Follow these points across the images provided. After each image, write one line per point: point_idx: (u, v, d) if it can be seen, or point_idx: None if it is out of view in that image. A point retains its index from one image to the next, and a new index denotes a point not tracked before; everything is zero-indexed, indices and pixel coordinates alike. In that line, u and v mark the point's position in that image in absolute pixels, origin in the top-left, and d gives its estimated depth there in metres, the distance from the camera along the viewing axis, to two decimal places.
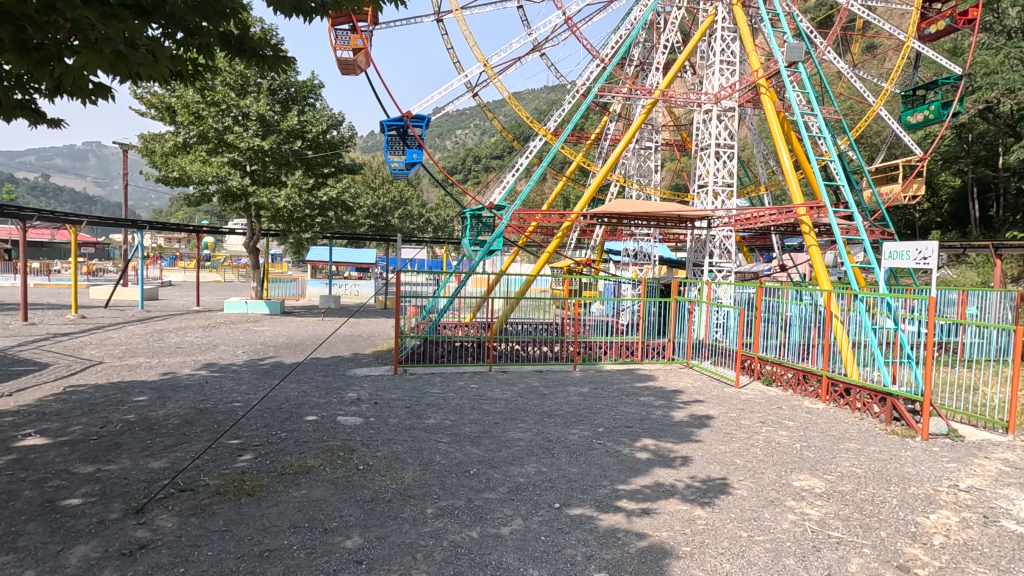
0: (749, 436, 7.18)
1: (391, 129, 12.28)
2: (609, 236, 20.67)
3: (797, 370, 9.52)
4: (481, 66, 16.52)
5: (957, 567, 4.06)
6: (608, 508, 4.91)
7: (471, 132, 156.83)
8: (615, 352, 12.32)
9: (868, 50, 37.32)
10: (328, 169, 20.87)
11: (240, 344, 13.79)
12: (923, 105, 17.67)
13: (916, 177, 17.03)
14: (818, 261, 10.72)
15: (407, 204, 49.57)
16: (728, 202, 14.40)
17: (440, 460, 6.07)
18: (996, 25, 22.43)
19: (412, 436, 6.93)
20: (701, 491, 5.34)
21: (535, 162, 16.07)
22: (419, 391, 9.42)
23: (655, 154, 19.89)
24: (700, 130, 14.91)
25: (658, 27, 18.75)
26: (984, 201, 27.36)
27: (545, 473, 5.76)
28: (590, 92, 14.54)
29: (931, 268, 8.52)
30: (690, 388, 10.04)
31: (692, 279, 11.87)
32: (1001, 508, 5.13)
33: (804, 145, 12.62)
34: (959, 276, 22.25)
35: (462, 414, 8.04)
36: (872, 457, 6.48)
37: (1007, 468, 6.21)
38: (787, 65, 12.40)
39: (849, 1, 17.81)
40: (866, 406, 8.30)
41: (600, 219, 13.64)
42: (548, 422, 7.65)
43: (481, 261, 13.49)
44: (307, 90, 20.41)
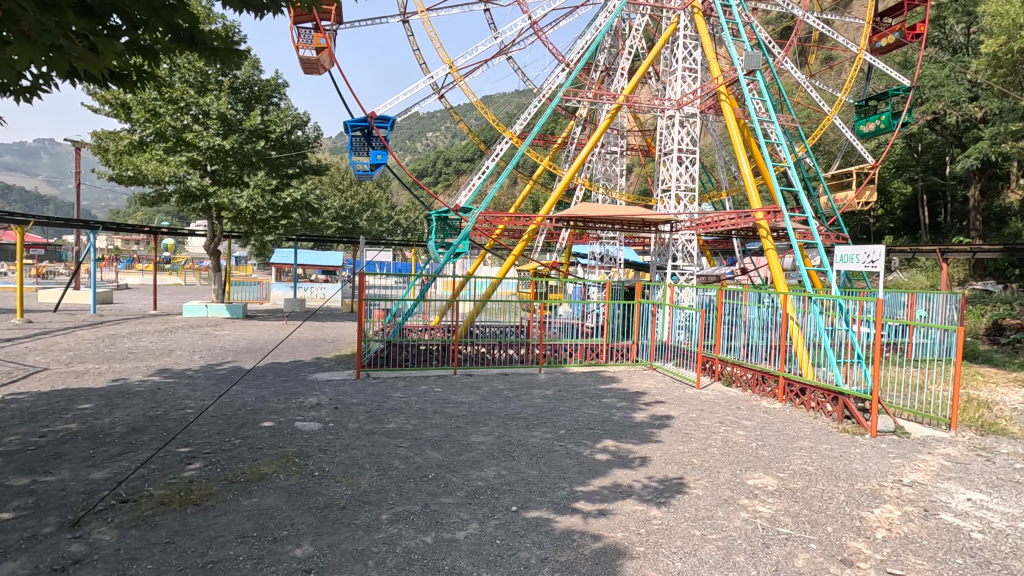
0: (707, 436, 7.31)
1: (354, 131, 12.07)
2: (576, 238, 20.88)
3: (756, 371, 9.71)
4: (446, 67, 16.56)
5: (897, 560, 4.19)
6: (566, 510, 4.91)
7: (441, 137, 156.17)
8: (581, 354, 12.45)
9: (826, 62, 38.99)
10: (292, 170, 20.35)
11: (198, 348, 13.37)
12: (875, 115, 18.25)
13: (869, 184, 17.37)
14: (775, 264, 10.91)
15: (375, 207, 49.17)
16: (690, 207, 14.63)
17: (399, 466, 5.98)
18: (943, 40, 23.74)
19: (372, 441, 6.81)
20: (658, 491, 5.39)
21: (502, 164, 16.05)
22: (381, 396, 9.27)
23: (621, 159, 20.13)
24: (664, 136, 15.17)
25: (623, 33, 19.13)
26: (933, 208, 28.93)
27: (504, 476, 5.73)
28: (556, 96, 14.66)
29: (880, 271, 8.74)
30: (653, 390, 10.19)
31: (656, 281, 11.98)
32: (940, 501, 5.34)
33: (762, 152, 12.92)
34: (909, 278, 23.18)
35: (424, 418, 7.96)
36: (824, 455, 6.67)
37: (949, 464, 6.46)
38: (746, 73, 12.68)
39: (806, 13, 18.24)
40: (820, 405, 8.54)
41: (567, 222, 13.68)
42: (510, 426, 7.62)
43: (447, 263, 13.41)
44: (271, 89, 20.17)
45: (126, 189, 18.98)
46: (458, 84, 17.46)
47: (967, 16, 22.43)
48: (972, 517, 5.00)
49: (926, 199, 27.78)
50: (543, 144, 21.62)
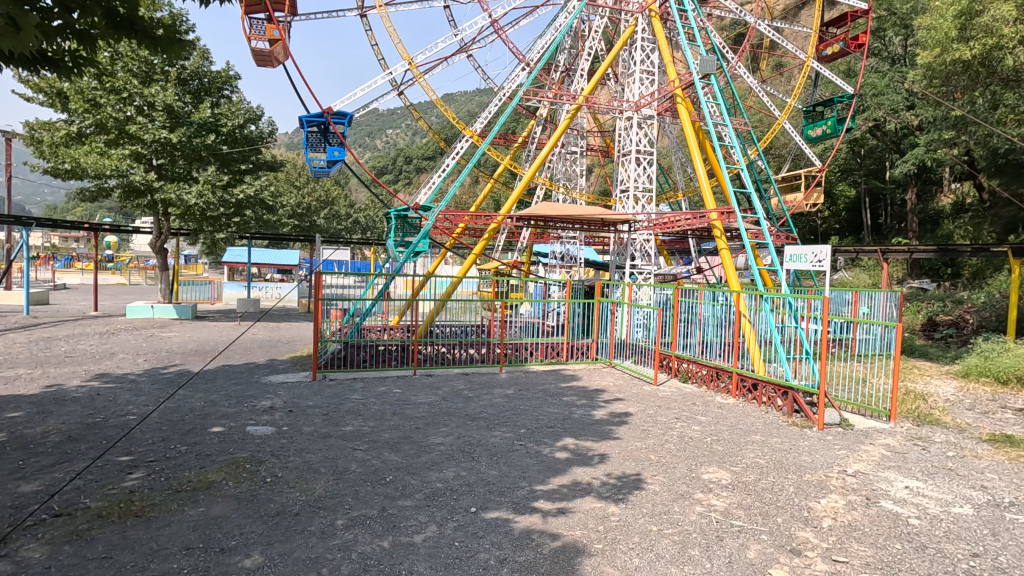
0: (664, 432, 7.45)
1: (310, 126, 11.70)
2: (537, 237, 21.00)
3: (711, 367, 9.97)
4: (405, 64, 16.29)
5: (842, 547, 4.37)
6: (525, 509, 4.90)
7: (401, 134, 154.05)
8: (542, 353, 12.48)
9: (776, 68, 40.53)
10: (245, 166, 19.64)
11: (143, 351, 12.75)
12: (821, 121, 19.01)
13: (817, 187, 18.08)
14: (728, 263, 11.20)
15: (333, 205, 48.01)
16: (648, 207, 14.87)
17: (355, 469, 5.83)
18: (882, 51, 25.02)
19: (328, 445, 6.62)
20: (616, 488, 5.45)
21: (462, 163, 15.94)
22: (338, 398, 9.06)
23: (581, 159, 20.32)
24: (622, 137, 15.39)
25: (582, 35, 19.31)
26: (874, 211, 30.44)
27: (463, 477, 5.68)
28: (516, 96, 14.65)
29: (826, 270, 9.08)
30: (612, 387, 10.33)
31: (615, 280, 12.11)
32: (881, 490, 5.60)
33: (716, 154, 13.24)
34: (853, 277, 24.34)
35: (382, 419, 7.81)
36: (775, 448, 6.90)
37: (888, 453, 6.79)
38: (700, 76, 12.98)
39: (757, 20, 18.82)
40: (771, 400, 8.85)
41: (527, 221, 13.72)
42: (470, 426, 7.57)
43: (407, 262, 13.20)
44: (222, 81, 19.41)
45: (63, 183, 17.91)
46: (417, 80, 17.23)
47: (904, 29, 23.69)
48: (910, 504, 5.26)
49: (868, 202, 29.20)
50: (504, 143, 21.60)
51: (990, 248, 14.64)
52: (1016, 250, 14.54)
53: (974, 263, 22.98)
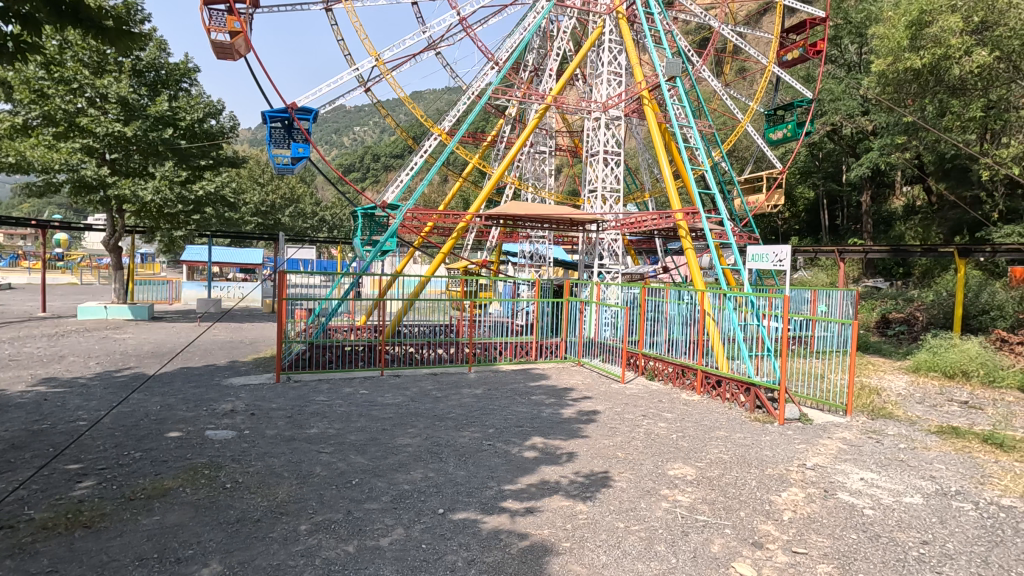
0: (631, 429, 7.53)
1: (273, 122, 11.50)
2: (506, 237, 20.99)
3: (676, 365, 10.15)
4: (372, 60, 16.02)
5: (801, 539, 4.49)
6: (493, 510, 4.88)
7: (369, 131, 151.69)
8: (511, 352, 12.47)
9: (739, 73, 41.56)
10: (205, 162, 18.98)
11: (94, 354, 12.18)
12: (782, 124, 19.56)
13: (778, 189, 18.60)
14: (693, 261, 11.41)
15: (299, 202, 46.89)
16: (615, 207, 15.02)
17: (320, 472, 5.70)
18: (839, 58, 25.89)
19: (291, 448, 6.46)
20: (584, 486, 5.48)
21: (430, 161, 15.79)
22: (303, 400, 8.86)
23: (550, 159, 20.39)
24: (590, 137, 15.51)
25: (551, 35, 19.36)
26: (831, 212, 31.52)
27: (431, 479, 5.61)
28: (485, 95, 14.61)
29: (787, 269, 9.33)
30: (581, 386, 10.40)
31: (583, 280, 12.18)
32: (838, 482, 5.79)
33: (681, 155, 13.45)
34: (812, 276, 25.13)
35: (348, 421, 7.66)
36: (738, 443, 7.06)
37: (845, 447, 7.03)
38: (667, 79, 13.17)
39: (721, 25, 19.21)
40: (734, 396, 9.05)
41: (496, 220, 13.68)
42: (439, 426, 7.50)
43: (374, 261, 13.00)
44: (180, 74, 18.74)
45: (8, 177, 17.00)
46: (384, 77, 16.99)
47: (860, 38, 24.59)
48: (865, 495, 5.45)
49: (825, 203, 30.21)
50: (472, 142, 21.49)
51: (938, 248, 15.33)
52: (961, 250, 15.27)
53: (924, 262, 24.03)
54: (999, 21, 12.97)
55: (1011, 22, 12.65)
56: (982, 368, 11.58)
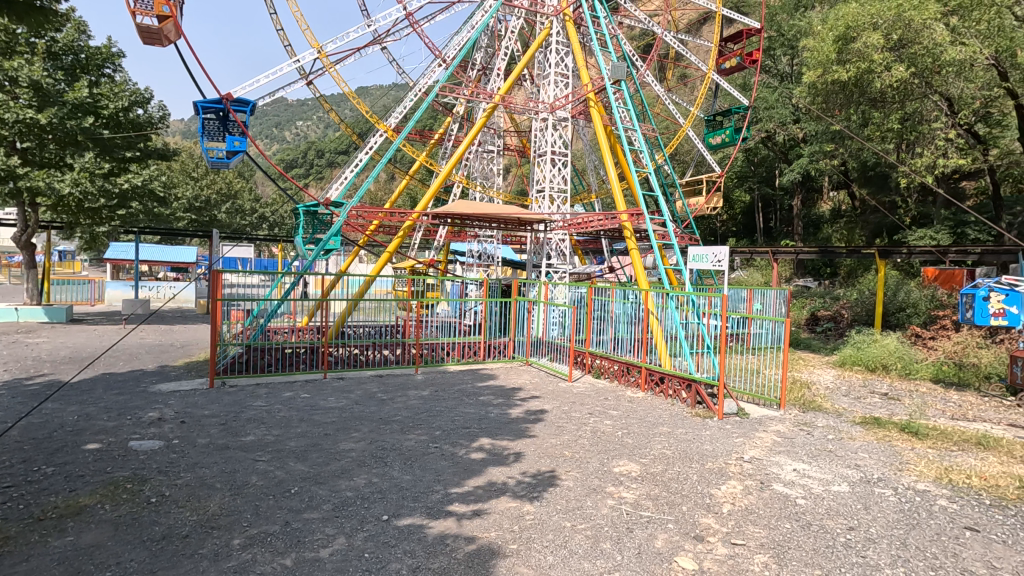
0: (578, 428, 7.60)
1: (206, 112, 10.79)
2: (454, 237, 20.82)
3: (622, 363, 10.34)
4: (314, 52, 15.47)
5: (739, 531, 4.64)
6: (439, 514, 4.78)
7: (312, 126, 147.09)
8: (459, 352, 12.34)
9: (681, 79, 43.02)
10: (131, 153, 17.78)
11: (2, 360, 11.16)
12: (721, 130, 20.32)
13: (717, 192, 19.33)
14: (638, 262, 11.62)
15: (236, 198, 44.82)
16: (563, 207, 15.14)
17: (256, 482, 5.42)
18: (772, 68, 27.20)
19: (225, 457, 6.12)
20: (531, 486, 5.47)
21: (376, 158, 15.42)
22: (239, 405, 8.42)
23: (498, 158, 20.35)
24: (538, 137, 15.58)
25: (499, 34, 19.32)
26: (766, 215, 33.08)
27: (375, 485, 5.44)
28: (432, 92, 14.41)
29: (725, 270, 9.68)
30: (529, 385, 10.42)
31: (532, 280, 12.21)
32: (773, 474, 6.04)
33: (627, 157, 13.67)
34: (748, 276, 26.31)
35: (287, 427, 7.34)
36: (680, 439, 7.25)
37: (779, 439, 7.36)
38: (612, 82, 13.39)
39: (664, 31, 19.74)
40: (677, 392, 9.30)
41: (444, 219, 13.50)
42: (384, 430, 7.31)
43: (317, 260, 12.56)
44: (102, 58, 17.57)
45: None
46: (327, 70, 16.49)
47: (791, 50, 25.94)
48: (797, 485, 5.71)
49: (760, 207, 31.69)
50: (419, 139, 21.15)
51: (861, 249, 16.34)
52: (881, 252, 16.35)
53: (848, 263, 25.62)
54: (915, 39, 14.03)
55: (925, 41, 13.66)
56: (900, 362, 12.43)
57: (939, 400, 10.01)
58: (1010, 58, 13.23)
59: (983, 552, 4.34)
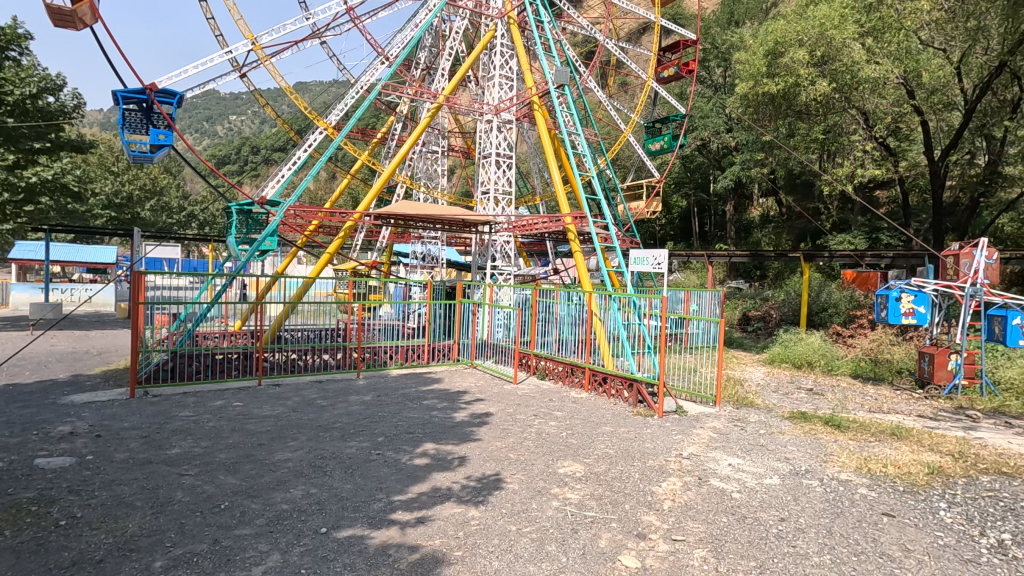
0: (523, 430, 7.60)
1: (127, 103, 9.95)
2: (397, 238, 20.42)
3: (566, 364, 10.44)
4: (248, 43, 14.79)
5: (679, 527, 4.76)
6: (381, 523, 4.63)
7: (246, 121, 140.88)
8: (402, 356, 12.08)
9: (621, 87, 44.30)
10: (41, 144, 16.12)
11: None
12: (659, 136, 20.99)
13: (656, 196, 19.93)
14: (582, 263, 11.72)
15: (163, 195, 42.19)
16: (507, 209, 15.15)
17: (182, 498, 5.07)
18: (707, 79, 28.40)
19: (147, 472, 5.69)
20: (476, 490, 5.41)
21: (315, 156, 14.90)
22: (163, 416, 7.88)
23: (442, 159, 20.13)
24: (482, 139, 15.53)
25: (443, 34, 19.14)
26: (701, 219, 34.48)
27: (313, 495, 5.22)
28: (374, 89, 14.10)
29: (664, 272, 9.97)
30: (474, 388, 10.34)
31: (477, 281, 12.15)
32: (711, 469, 6.26)
33: (570, 161, 13.82)
34: (685, 278, 27.32)
35: (217, 438, 6.93)
36: (622, 437, 7.40)
37: (715, 435, 7.63)
38: (556, 86, 13.54)
39: (605, 38, 20.20)
40: (619, 392, 9.48)
41: (387, 220, 13.20)
42: (323, 437, 7.04)
43: (251, 262, 11.97)
44: (7, 39, 16.12)
45: None
46: (263, 63, 15.80)
47: (724, 62, 27.21)
48: (733, 480, 5.94)
49: (697, 211, 33.00)
50: (361, 138, 20.62)
51: (788, 253, 17.32)
52: (806, 255, 17.38)
53: (776, 266, 27.13)
54: (836, 56, 14.96)
55: (844, 59, 14.65)
56: (823, 359, 13.25)
57: (858, 395, 10.72)
58: (915, 79, 14.84)
59: (898, 536, 4.65)
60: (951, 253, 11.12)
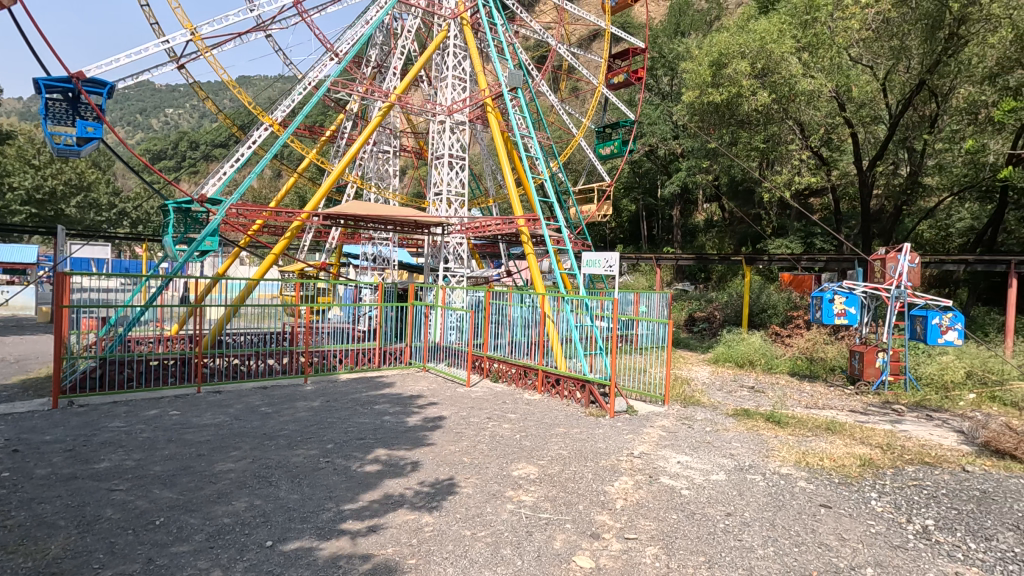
0: (476, 433, 7.55)
1: (51, 92, 9.31)
2: (347, 238, 19.95)
3: (520, 366, 10.45)
4: (186, 33, 14.06)
5: (631, 525, 4.84)
6: (331, 534, 4.48)
7: (184, 114, 134.23)
8: (352, 359, 11.78)
9: (573, 92, 45.05)
10: None
11: None
12: (610, 141, 21.41)
13: (606, 200, 20.29)
14: (535, 265, 11.73)
15: (90, 190, 39.55)
16: (460, 211, 15.04)
17: (112, 515, 4.74)
18: (655, 87, 29.22)
19: (72, 488, 5.29)
20: (430, 496, 5.32)
21: (259, 153, 14.31)
22: (91, 427, 7.36)
23: (394, 159, 19.83)
24: (435, 139, 15.39)
25: (395, 32, 18.86)
26: (649, 223, 35.44)
27: (258, 507, 4.99)
28: (323, 86, 13.71)
29: (615, 274, 10.13)
30: (426, 392, 10.20)
31: (429, 283, 12.01)
32: (661, 467, 6.41)
33: (523, 164, 13.84)
34: (634, 280, 27.97)
35: (152, 449, 6.53)
36: (575, 438, 7.47)
37: (665, 434, 7.82)
38: (509, 89, 13.56)
39: (557, 43, 20.44)
40: (572, 393, 9.57)
41: (335, 221, 12.83)
42: (268, 446, 6.75)
43: (189, 263, 11.37)
44: None
45: None
46: (203, 54, 15.08)
47: (670, 71, 28.07)
48: (682, 477, 6.11)
49: (645, 215, 33.90)
50: (309, 135, 20.00)
51: (731, 256, 18.03)
52: (747, 259, 18.13)
53: (720, 269, 28.21)
54: (774, 69, 15.71)
55: (783, 72, 15.42)
56: (763, 358, 13.86)
57: (796, 392, 11.26)
58: (846, 93, 15.97)
59: (835, 526, 4.89)
60: (877, 257, 11.86)
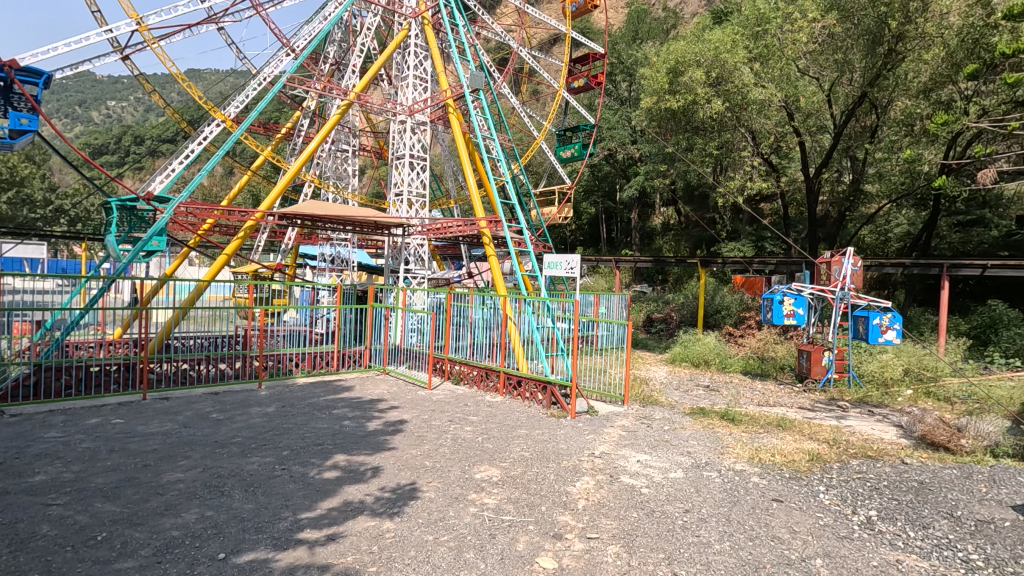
0: (438, 436, 7.48)
1: None
2: (303, 239, 19.42)
3: (481, 368, 10.42)
4: (131, 22, 13.40)
5: (593, 525, 4.89)
6: (287, 544, 4.34)
7: (128, 107, 128.05)
8: (309, 363, 11.47)
9: (534, 95, 45.37)
10: None
11: None
12: (570, 144, 21.62)
13: (567, 203, 20.48)
14: (497, 267, 11.71)
15: (23, 186, 37.21)
16: (421, 212, 14.87)
17: (48, 532, 4.46)
18: (614, 92, 29.74)
19: (2, 504, 4.94)
20: (391, 501, 5.24)
21: (211, 149, 13.77)
22: (24, 438, 6.91)
23: (352, 159, 19.46)
24: (396, 139, 15.19)
25: (353, 29, 18.52)
26: (609, 226, 35.98)
27: (209, 518, 4.80)
28: (279, 82, 13.34)
29: (576, 276, 10.23)
30: (386, 395, 10.04)
31: (389, 285, 11.81)
32: (621, 466, 6.51)
33: (484, 165, 13.80)
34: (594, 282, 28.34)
35: (93, 460, 6.18)
36: (537, 439, 7.50)
37: (624, 433, 7.95)
38: (471, 90, 13.53)
39: (519, 46, 20.53)
40: (533, 395, 9.61)
41: (291, 221, 12.48)
42: (220, 454, 6.50)
43: (134, 264, 10.81)
44: None
45: None
46: (149, 45, 14.41)
47: (629, 77, 28.63)
48: (642, 475, 6.23)
49: (605, 218, 34.41)
50: (263, 132, 19.39)
51: (687, 259, 18.52)
52: (702, 261, 18.66)
53: (676, 271, 28.93)
54: (728, 78, 16.23)
55: (736, 81, 15.93)
56: (718, 357, 14.28)
57: (748, 390, 11.66)
58: (795, 103, 16.38)
59: (786, 520, 5.08)
60: (824, 260, 12.41)
